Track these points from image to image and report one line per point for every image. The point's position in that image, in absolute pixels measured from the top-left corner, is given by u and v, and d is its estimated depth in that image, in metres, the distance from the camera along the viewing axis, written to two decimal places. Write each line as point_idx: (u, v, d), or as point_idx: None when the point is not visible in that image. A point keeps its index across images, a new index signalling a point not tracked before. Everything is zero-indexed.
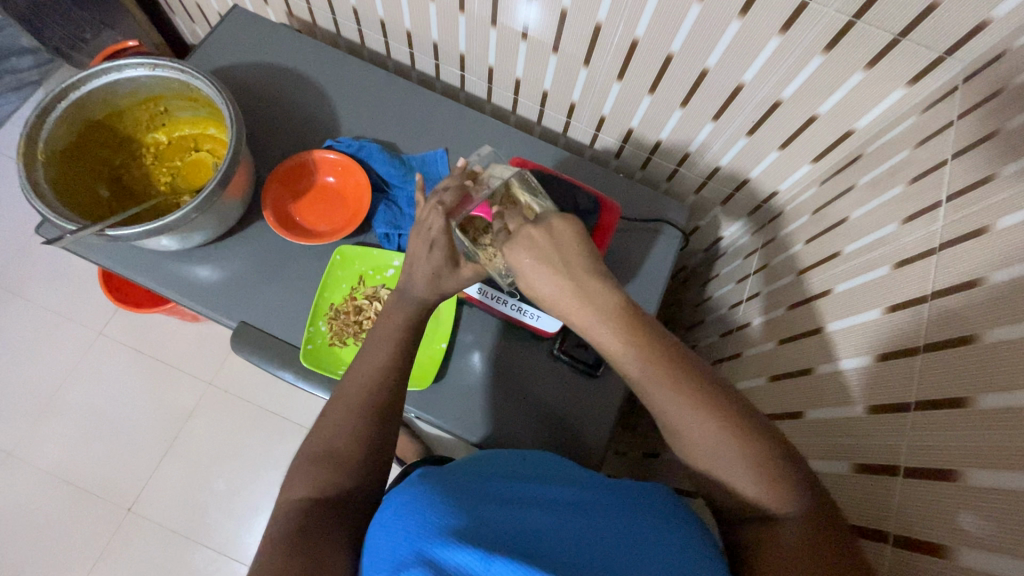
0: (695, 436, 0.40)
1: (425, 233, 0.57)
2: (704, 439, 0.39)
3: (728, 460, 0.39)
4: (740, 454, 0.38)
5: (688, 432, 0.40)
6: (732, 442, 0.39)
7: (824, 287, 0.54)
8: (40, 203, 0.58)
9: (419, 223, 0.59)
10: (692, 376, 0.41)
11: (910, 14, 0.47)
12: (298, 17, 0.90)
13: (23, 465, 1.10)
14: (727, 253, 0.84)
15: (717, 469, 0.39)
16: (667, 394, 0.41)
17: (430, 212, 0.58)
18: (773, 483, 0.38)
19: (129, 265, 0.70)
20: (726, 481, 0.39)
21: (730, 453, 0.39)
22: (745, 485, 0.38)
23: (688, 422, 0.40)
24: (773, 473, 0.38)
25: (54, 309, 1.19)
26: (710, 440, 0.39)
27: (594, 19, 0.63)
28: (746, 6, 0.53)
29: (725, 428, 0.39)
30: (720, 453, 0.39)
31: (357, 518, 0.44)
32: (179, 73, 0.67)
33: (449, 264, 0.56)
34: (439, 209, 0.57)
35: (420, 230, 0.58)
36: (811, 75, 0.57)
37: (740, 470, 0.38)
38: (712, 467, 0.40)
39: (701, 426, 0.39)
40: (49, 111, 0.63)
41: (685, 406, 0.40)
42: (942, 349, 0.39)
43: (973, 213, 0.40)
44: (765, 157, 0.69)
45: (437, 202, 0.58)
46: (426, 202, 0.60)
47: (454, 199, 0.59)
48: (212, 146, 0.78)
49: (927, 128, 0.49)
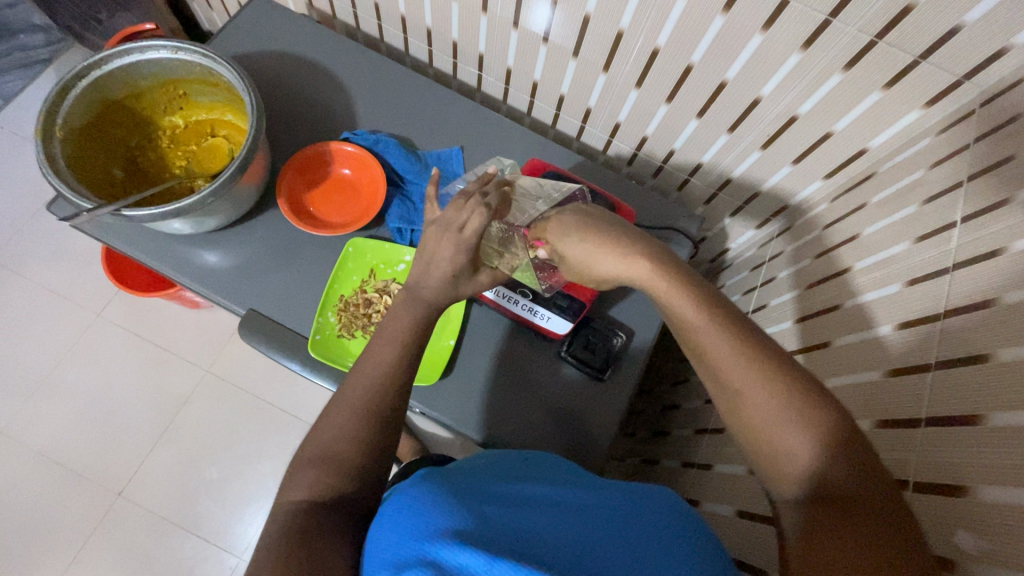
0: (758, 400, 0.39)
1: (454, 229, 0.55)
2: (757, 400, 0.39)
3: (784, 424, 0.38)
4: (799, 423, 0.38)
5: (744, 394, 0.40)
6: (794, 409, 0.38)
7: (835, 300, 0.55)
8: (58, 179, 0.58)
9: (455, 219, 0.55)
10: (773, 359, 0.41)
11: (932, 36, 0.48)
12: (318, 9, 0.90)
13: (15, 444, 1.08)
14: (734, 264, 0.85)
15: (774, 434, 0.38)
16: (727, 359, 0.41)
17: (475, 211, 0.55)
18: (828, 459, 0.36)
19: (138, 246, 0.69)
20: (777, 446, 0.38)
21: (785, 417, 0.38)
22: (798, 453, 0.37)
23: (751, 389, 0.40)
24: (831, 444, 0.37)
25: (53, 289, 1.18)
26: (761, 398, 0.39)
27: (617, 26, 0.64)
28: (770, 20, 0.54)
29: (788, 395, 0.39)
30: (775, 416, 0.38)
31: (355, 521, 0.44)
32: (201, 58, 0.67)
33: (468, 270, 0.56)
34: (487, 211, 0.55)
35: (449, 228, 0.55)
36: (830, 91, 0.57)
37: (795, 438, 0.38)
38: (765, 434, 0.39)
39: (753, 384, 0.40)
40: (69, 88, 0.63)
41: (753, 374, 0.40)
42: (952, 367, 0.40)
43: (987, 235, 0.41)
44: (777, 170, 0.69)
45: (484, 202, 0.56)
46: (469, 199, 0.57)
47: (497, 202, 0.59)
48: (229, 132, 0.78)
49: (941, 150, 0.50)
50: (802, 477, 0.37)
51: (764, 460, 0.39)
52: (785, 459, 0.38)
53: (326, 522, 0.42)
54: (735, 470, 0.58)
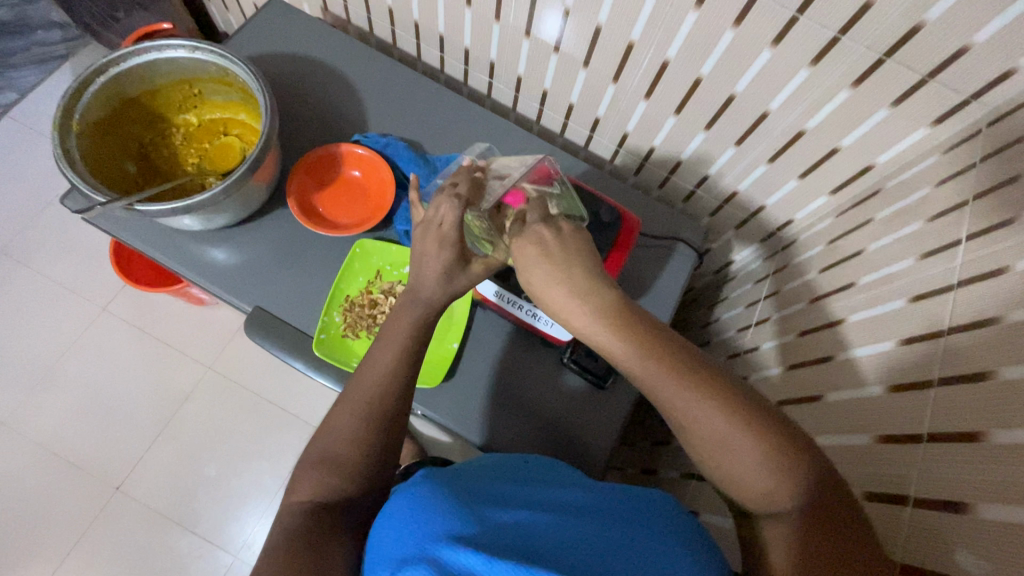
0: (707, 424, 0.40)
1: (435, 228, 0.56)
2: (706, 427, 0.40)
3: (735, 447, 0.39)
4: (744, 437, 0.39)
5: (691, 418, 0.41)
6: (739, 430, 0.39)
7: (838, 315, 0.55)
8: (72, 171, 0.58)
9: (431, 214, 0.56)
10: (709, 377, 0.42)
11: (940, 56, 0.48)
12: (332, 13, 0.91)
13: (17, 435, 1.09)
14: (738, 276, 0.86)
15: (723, 457, 0.40)
16: (679, 383, 0.42)
17: (447, 203, 0.56)
18: (785, 475, 0.38)
19: (149, 243, 0.70)
20: (730, 469, 0.40)
21: (738, 445, 0.39)
22: (756, 482, 0.39)
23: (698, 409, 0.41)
24: (787, 458, 0.38)
25: (61, 283, 1.19)
26: (708, 423, 0.40)
27: (627, 38, 0.65)
28: (779, 36, 0.55)
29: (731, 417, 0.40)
30: (725, 440, 0.40)
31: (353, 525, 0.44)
32: (217, 57, 0.68)
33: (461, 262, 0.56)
34: (457, 202, 0.55)
35: (430, 227, 0.56)
36: (836, 109, 0.58)
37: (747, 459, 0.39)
38: (718, 454, 0.40)
39: (702, 411, 0.41)
40: (86, 85, 0.64)
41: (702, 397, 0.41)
42: (955, 384, 0.40)
43: (991, 253, 0.41)
44: (783, 185, 0.70)
45: (455, 193, 0.56)
46: (440, 192, 0.57)
47: (469, 189, 0.58)
48: (241, 131, 0.79)
49: (947, 168, 0.50)
50: (759, 494, 0.39)
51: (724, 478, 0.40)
52: (751, 490, 0.39)
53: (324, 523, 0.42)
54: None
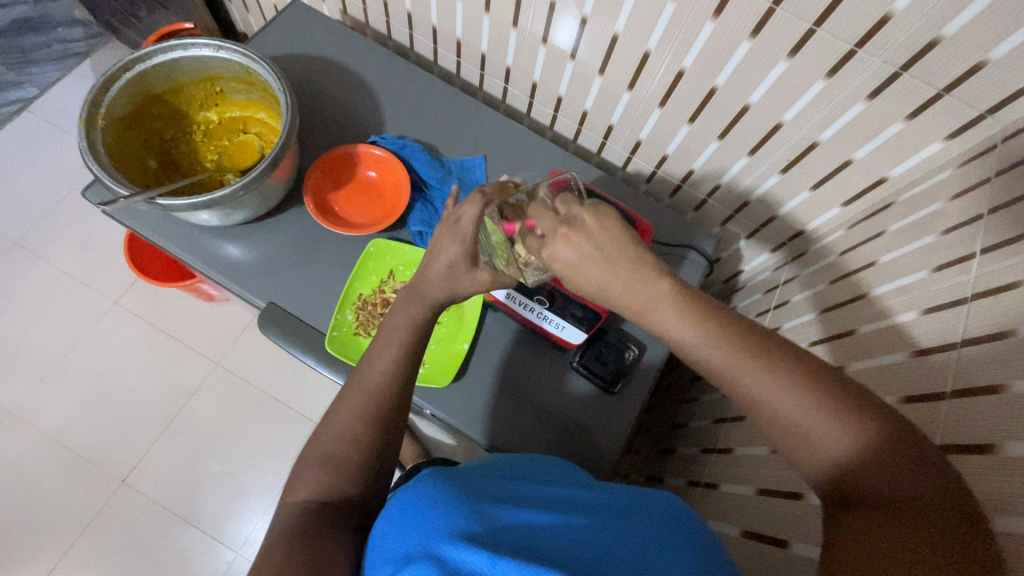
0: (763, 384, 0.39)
1: (453, 221, 0.57)
2: (759, 384, 0.39)
3: (794, 397, 0.38)
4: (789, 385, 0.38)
5: (747, 384, 0.39)
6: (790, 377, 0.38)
7: (847, 327, 0.56)
8: (96, 165, 0.59)
9: (453, 212, 0.58)
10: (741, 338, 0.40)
11: (955, 71, 0.49)
12: (351, 16, 0.93)
13: (25, 424, 1.10)
14: (748, 286, 0.86)
15: (795, 419, 0.37)
16: (757, 378, 0.39)
17: (469, 201, 0.58)
18: (847, 416, 0.36)
19: (165, 236, 0.71)
20: (802, 429, 0.37)
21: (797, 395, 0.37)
22: (827, 433, 0.36)
23: (785, 406, 0.38)
24: (854, 412, 0.36)
25: (74, 275, 1.21)
26: (757, 377, 0.39)
27: (643, 47, 0.66)
28: (795, 48, 0.55)
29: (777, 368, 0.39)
30: (783, 390, 0.38)
31: (360, 523, 0.45)
32: (241, 57, 0.69)
33: (471, 262, 0.56)
34: (478, 199, 0.57)
35: (447, 222, 0.58)
36: (850, 121, 0.58)
37: (810, 412, 0.37)
38: (793, 432, 0.38)
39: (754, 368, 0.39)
40: (112, 80, 0.65)
41: (744, 361, 0.39)
42: (967, 396, 0.40)
43: (1004, 267, 0.41)
44: (796, 195, 0.70)
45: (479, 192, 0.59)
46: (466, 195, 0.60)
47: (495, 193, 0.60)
48: (260, 129, 0.80)
49: (962, 182, 0.50)
50: (837, 470, 0.36)
51: (791, 444, 0.38)
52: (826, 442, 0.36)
53: (332, 520, 0.43)
54: (758, 451, 0.58)
